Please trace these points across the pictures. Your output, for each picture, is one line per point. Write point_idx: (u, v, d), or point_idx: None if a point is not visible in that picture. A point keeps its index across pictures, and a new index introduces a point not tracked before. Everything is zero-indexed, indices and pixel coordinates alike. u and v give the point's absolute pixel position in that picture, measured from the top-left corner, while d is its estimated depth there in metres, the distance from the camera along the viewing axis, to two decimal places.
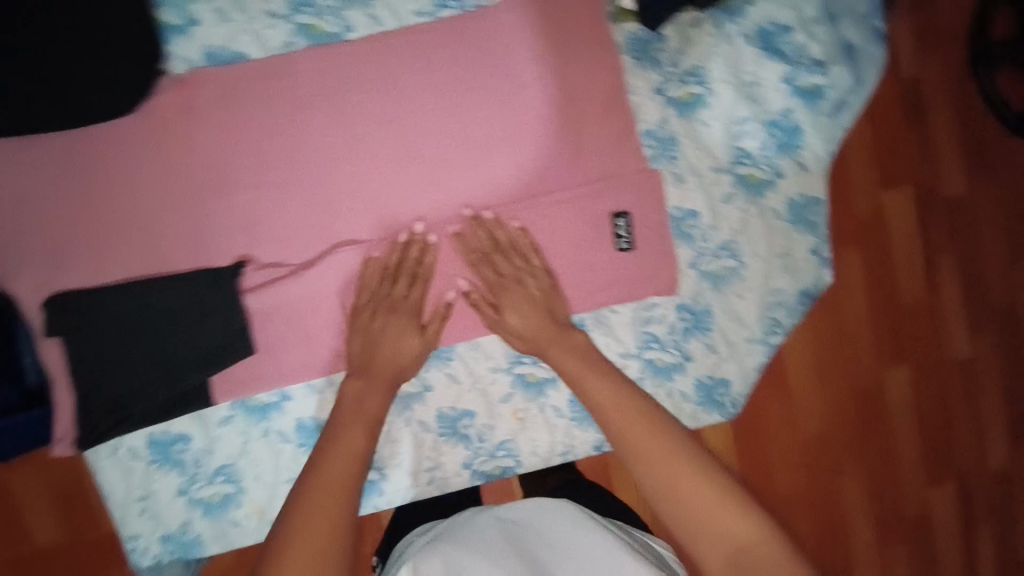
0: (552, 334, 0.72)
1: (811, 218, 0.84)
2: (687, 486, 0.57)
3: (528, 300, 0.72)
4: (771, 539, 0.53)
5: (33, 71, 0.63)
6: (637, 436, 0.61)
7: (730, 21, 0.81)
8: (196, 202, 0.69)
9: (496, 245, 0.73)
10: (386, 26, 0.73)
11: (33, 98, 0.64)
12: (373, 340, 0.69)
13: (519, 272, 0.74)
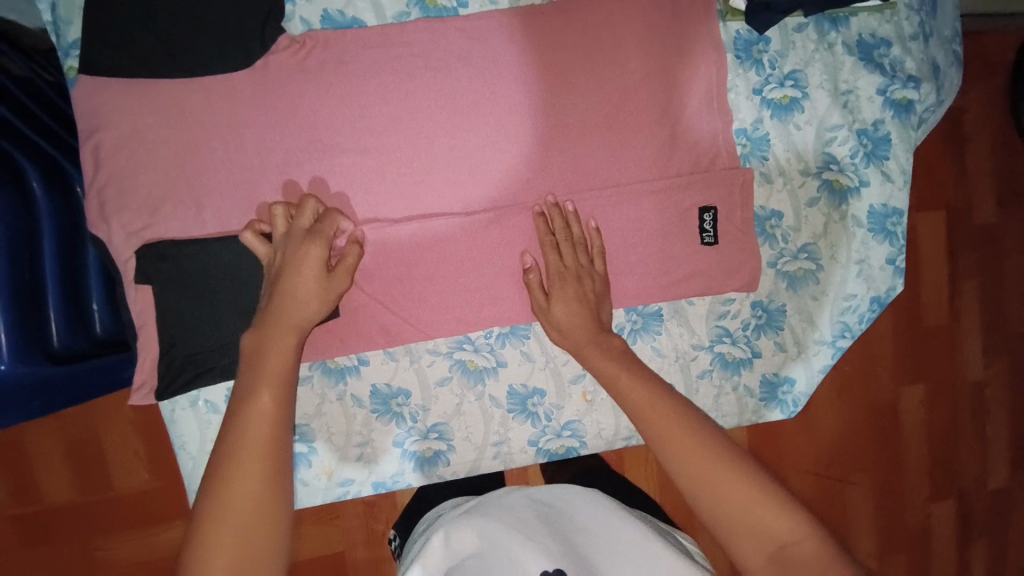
0: (589, 335, 0.71)
1: (890, 227, 0.80)
2: (725, 487, 0.56)
3: (582, 299, 0.72)
4: (812, 538, 0.53)
5: (168, 25, 0.67)
6: (667, 437, 0.60)
7: (832, 29, 0.78)
8: (296, 163, 0.71)
9: (570, 236, 0.73)
10: (498, 5, 0.75)
11: (161, 50, 0.67)
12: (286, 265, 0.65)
13: (580, 268, 0.73)
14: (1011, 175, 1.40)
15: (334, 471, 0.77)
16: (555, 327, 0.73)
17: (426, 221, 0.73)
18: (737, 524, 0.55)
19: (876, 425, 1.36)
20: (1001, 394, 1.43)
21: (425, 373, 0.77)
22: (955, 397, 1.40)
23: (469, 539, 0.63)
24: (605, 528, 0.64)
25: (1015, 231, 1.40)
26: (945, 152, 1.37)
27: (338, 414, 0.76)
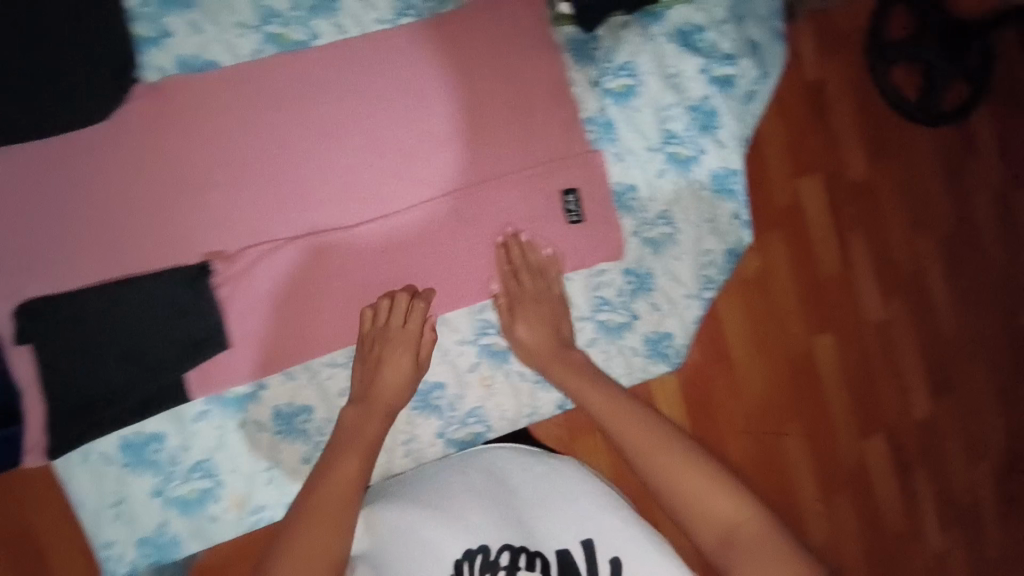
0: (551, 351, 0.80)
1: (731, 186, 0.91)
2: (681, 474, 0.65)
3: (401, 360, 0.75)
4: (756, 516, 0.61)
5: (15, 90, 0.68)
6: (632, 432, 0.70)
7: (654, 22, 0.87)
8: (169, 205, 0.73)
9: (393, 313, 0.76)
10: (350, 34, 0.78)
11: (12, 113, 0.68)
12: (369, 373, 0.75)
13: (410, 336, 0.76)
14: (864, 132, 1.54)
15: (241, 500, 0.76)
16: (390, 406, 0.74)
17: (304, 243, 0.76)
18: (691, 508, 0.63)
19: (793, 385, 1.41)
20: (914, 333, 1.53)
21: (326, 387, 0.78)
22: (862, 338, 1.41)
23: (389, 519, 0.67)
24: (545, 493, 0.70)
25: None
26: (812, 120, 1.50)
27: (241, 442, 0.76)
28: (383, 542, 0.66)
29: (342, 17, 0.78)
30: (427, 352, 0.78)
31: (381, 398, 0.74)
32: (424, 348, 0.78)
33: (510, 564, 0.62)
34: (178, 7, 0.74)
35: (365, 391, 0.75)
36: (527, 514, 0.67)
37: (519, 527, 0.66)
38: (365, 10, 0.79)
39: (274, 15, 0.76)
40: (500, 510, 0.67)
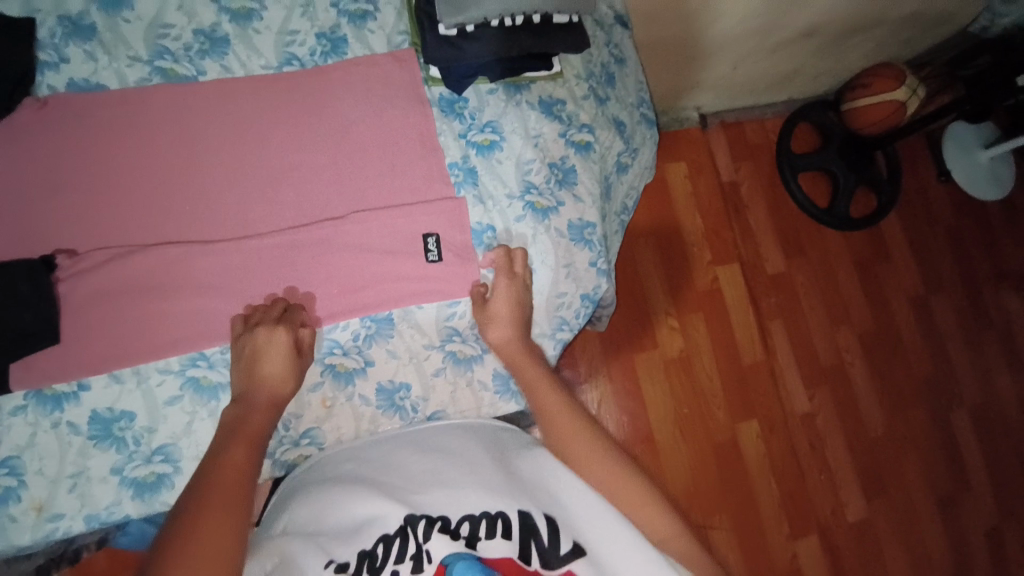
0: (520, 349, 0.87)
1: (587, 236, 0.97)
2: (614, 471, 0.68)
3: (282, 351, 0.78)
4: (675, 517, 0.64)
5: None
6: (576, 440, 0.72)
7: (518, 92, 1.00)
8: (30, 202, 0.79)
9: (269, 314, 0.80)
10: (235, 73, 0.89)
11: None
12: (253, 357, 0.77)
13: (274, 329, 0.78)
14: (764, 235, 1.78)
15: (43, 504, 0.75)
16: (272, 395, 0.76)
17: (154, 250, 0.79)
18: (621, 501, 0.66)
19: (725, 459, 1.58)
20: (829, 421, 1.71)
21: (154, 394, 0.79)
22: (789, 431, 1.66)
23: (347, 502, 0.65)
24: (507, 470, 0.67)
25: (800, 278, 1.79)
26: (720, 215, 1.74)
27: (52, 443, 0.76)
28: (330, 521, 0.63)
29: (230, 60, 0.90)
30: (308, 347, 0.81)
31: (262, 387, 0.75)
32: (304, 340, 0.81)
33: (471, 535, 0.58)
34: (79, 39, 0.85)
35: (246, 383, 0.76)
36: (494, 479, 0.65)
37: (478, 492, 0.62)
38: (252, 58, 0.91)
39: (166, 53, 0.88)
40: (461, 479, 0.65)
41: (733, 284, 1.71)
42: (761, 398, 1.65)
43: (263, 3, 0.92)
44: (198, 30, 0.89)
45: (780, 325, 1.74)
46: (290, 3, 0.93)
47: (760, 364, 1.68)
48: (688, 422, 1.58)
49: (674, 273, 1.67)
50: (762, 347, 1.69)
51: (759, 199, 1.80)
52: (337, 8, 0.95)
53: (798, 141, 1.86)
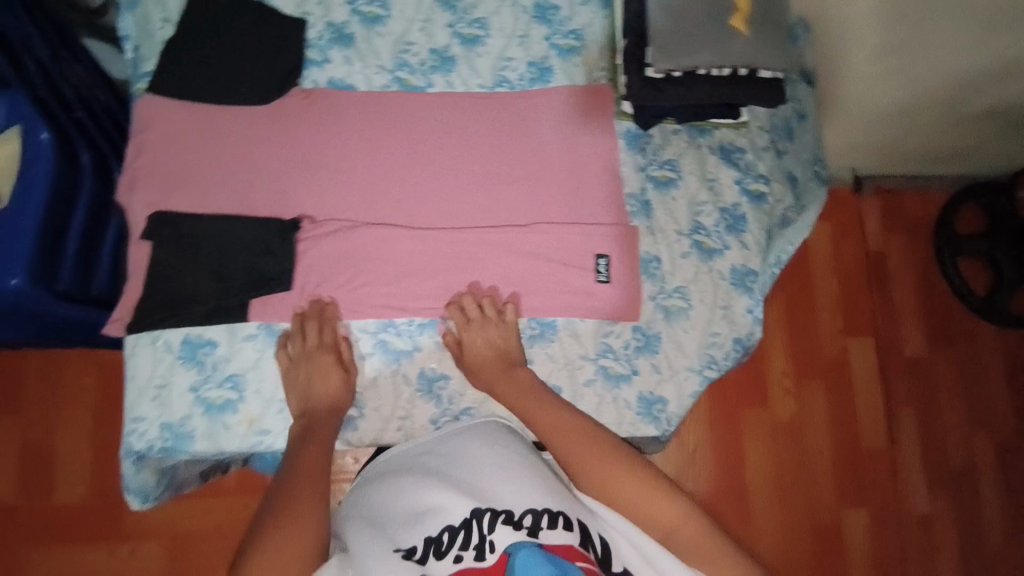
0: (498, 370, 0.88)
1: (748, 284, 1.00)
2: (618, 484, 0.70)
3: (330, 371, 0.87)
4: (687, 518, 0.66)
5: (213, 68, 0.94)
6: (577, 451, 0.74)
7: (700, 136, 1.05)
8: (283, 173, 0.93)
9: (321, 330, 0.88)
10: (456, 89, 1.02)
11: (203, 80, 0.93)
12: (306, 382, 0.86)
13: (318, 347, 0.87)
14: (906, 313, 1.67)
15: (254, 419, 0.87)
16: (331, 410, 0.85)
17: (371, 229, 0.93)
18: (640, 513, 0.68)
19: (820, 545, 1.50)
20: (946, 529, 1.57)
21: (354, 347, 0.93)
22: (901, 528, 1.54)
23: (409, 490, 0.72)
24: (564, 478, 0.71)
25: (942, 368, 1.66)
26: (863, 285, 1.66)
27: (272, 370, 0.88)
28: (394, 507, 0.71)
29: (454, 78, 1.03)
30: (347, 352, 0.90)
31: (318, 407, 0.85)
32: (344, 354, 0.90)
33: (531, 526, 0.63)
34: (341, 45, 1.00)
35: (303, 405, 0.85)
36: (553, 483, 0.69)
37: (535, 491, 0.67)
38: (472, 77, 1.03)
39: (405, 66, 1.02)
40: (522, 476, 0.69)
41: (867, 360, 1.61)
42: (875, 488, 1.55)
43: (487, 32, 1.05)
44: (433, 49, 1.03)
45: (912, 414, 1.62)
46: (510, 34, 1.05)
47: (881, 453, 1.57)
48: (789, 494, 1.51)
49: (808, 337, 1.61)
50: (888, 436, 1.58)
51: (908, 278, 1.70)
52: (549, 42, 1.06)
53: (967, 218, 1.73)
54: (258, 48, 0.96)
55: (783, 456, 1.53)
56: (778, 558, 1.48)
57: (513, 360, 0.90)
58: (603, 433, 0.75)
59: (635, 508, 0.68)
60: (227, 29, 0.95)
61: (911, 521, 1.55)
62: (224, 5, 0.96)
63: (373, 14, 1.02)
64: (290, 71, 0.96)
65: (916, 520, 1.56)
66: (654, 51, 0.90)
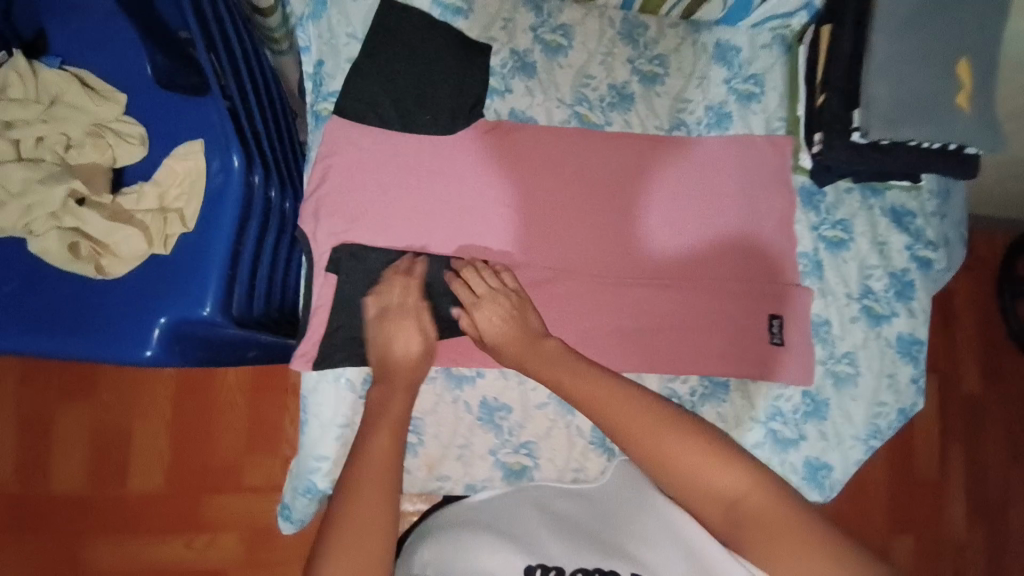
0: (524, 346, 0.78)
1: (915, 353, 0.99)
2: (679, 450, 0.63)
3: (412, 335, 0.80)
4: (755, 485, 0.60)
5: (401, 93, 0.90)
6: (620, 413, 0.67)
7: (873, 196, 1.03)
8: (464, 208, 0.90)
9: (402, 280, 0.83)
10: (634, 129, 0.99)
11: (391, 105, 0.90)
12: (385, 345, 0.80)
13: (399, 307, 0.81)
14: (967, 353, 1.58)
15: (433, 465, 0.86)
16: (409, 377, 0.79)
17: (555, 282, 0.91)
18: (698, 488, 0.62)
19: None
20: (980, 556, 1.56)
21: (528, 396, 0.88)
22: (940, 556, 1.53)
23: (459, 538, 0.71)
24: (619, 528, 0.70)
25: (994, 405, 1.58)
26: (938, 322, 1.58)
27: (448, 414, 0.86)
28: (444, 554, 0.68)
29: (632, 117, 0.99)
30: (430, 324, 0.82)
31: (395, 372, 0.78)
32: (428, 317, 0.83)
33: None
34: (524, 75, 0.96)
35: (381, 371, 0.80)
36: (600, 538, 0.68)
37: (590, 546, 0.67)
38: (649, 118, 1.00)
39: (583, 100, 0.98)
40: (575, 535, 0.69)
41: None
42: (918, 519, 1.53)
43: (667, 70, 1.01)
44: (612, 85, 0.99)
45: (961, 448, 1.55)
46: (688, 74, 1.01)
47: (929, 485, 1.54)
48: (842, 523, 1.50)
49: None
50: (940, 468, 1.54)
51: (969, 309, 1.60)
52: (728, 85, 1.02)
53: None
54: (445, 74, 0.92)
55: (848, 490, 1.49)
56: None
57: (534, 332, 0.79)
58: (650, 399, 0.68)
59: (688, 482, 0.63)
60: (415, 53, 0.91)
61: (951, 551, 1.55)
62: (412, 25, 0.91)
63: (555, 44, 0.98)
64: (474, 102, 0.92)
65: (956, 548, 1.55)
66: (868, 117, 0.87)
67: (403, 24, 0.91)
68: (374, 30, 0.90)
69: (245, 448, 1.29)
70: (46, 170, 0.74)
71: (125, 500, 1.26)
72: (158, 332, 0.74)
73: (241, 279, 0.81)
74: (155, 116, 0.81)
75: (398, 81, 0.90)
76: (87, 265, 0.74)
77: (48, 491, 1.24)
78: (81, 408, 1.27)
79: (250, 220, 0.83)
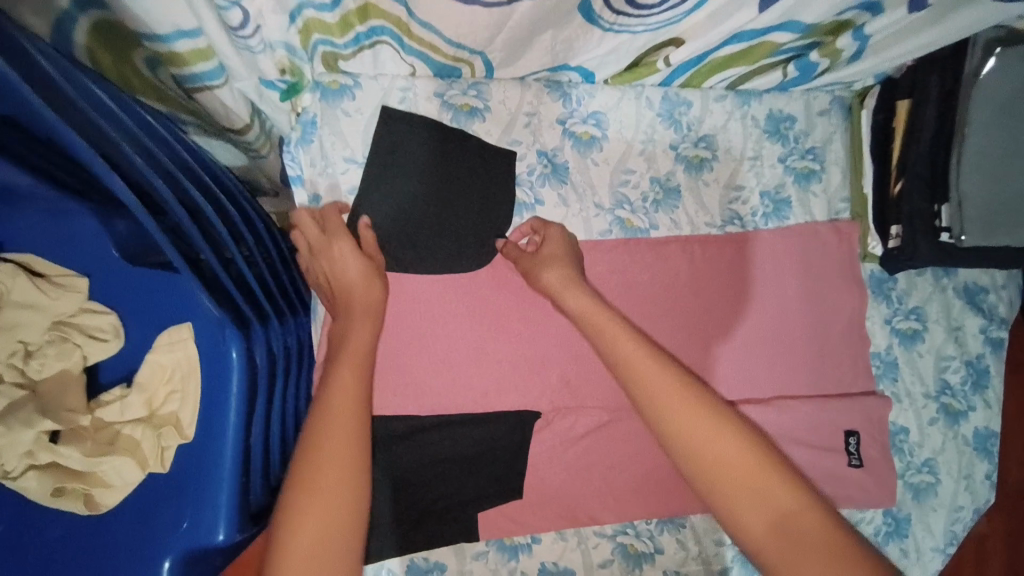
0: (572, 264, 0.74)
1: (990, 447, 0.92)
2: (728, 456, 0.58)
3: (349, 255, 0.69)
4: (813, 512, 0.55)
5: (414, 227, 0.77)
6: (674, 410, 0.61)
7: (946, 276, 0.92)
8: (502, 353, 0.79)
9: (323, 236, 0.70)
10: (683, 230, 0.86)
11: (404, 242, 0.76)
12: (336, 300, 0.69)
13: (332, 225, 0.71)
14: None
15: None
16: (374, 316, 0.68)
17: (611, 425, 0.81)
18: (746, 498, 0.56)
19: None
20: None
21: (590, 554, 0.79)
22: None
23: None
24: None
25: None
26: None
27: None
28: None
29: (680, 216, 0.86)
30: (372, 250, 0.73)
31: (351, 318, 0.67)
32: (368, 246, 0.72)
33: None
34: (555, 180, 0.82)
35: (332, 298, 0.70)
36: None
37: None
38: (699, 214, 0.87)
39: (624, 202, 0.84)
40: None
41: None
42: None
43: (715, 153, 0.88)
44: (655, 178, 0.86)
45: None
46: (739, 156, 0.88)
47: None
48: None
49: None
50: None
51: None
52: (784, 164, 0.89)
53: None
54: (466, 197, 0.79)
55: None
56: None
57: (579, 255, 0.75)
58: (706, 391, 0.63)
59: (735, 497, 0.57)
60: (423, 173, 0.77)
61: None
62: (416, 142, 0.77)
63: (586, 136, 0.83)
64: (502, 222, 0.79)
65: None
66: (959, 219, 0.76)
67: (404, 143, 0.77)
68: (372, 156, 0.76)
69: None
70: (6, 395, 0.61)
71: None
72: (164, 571, 0.63)
73: (253, 475, 0.69)
74: (129, 297, 0.68)
75: (410, 215, 0.77)
76: (75, 501, 0.63)
77: None
78: None
79: (256, 397, 0.70)
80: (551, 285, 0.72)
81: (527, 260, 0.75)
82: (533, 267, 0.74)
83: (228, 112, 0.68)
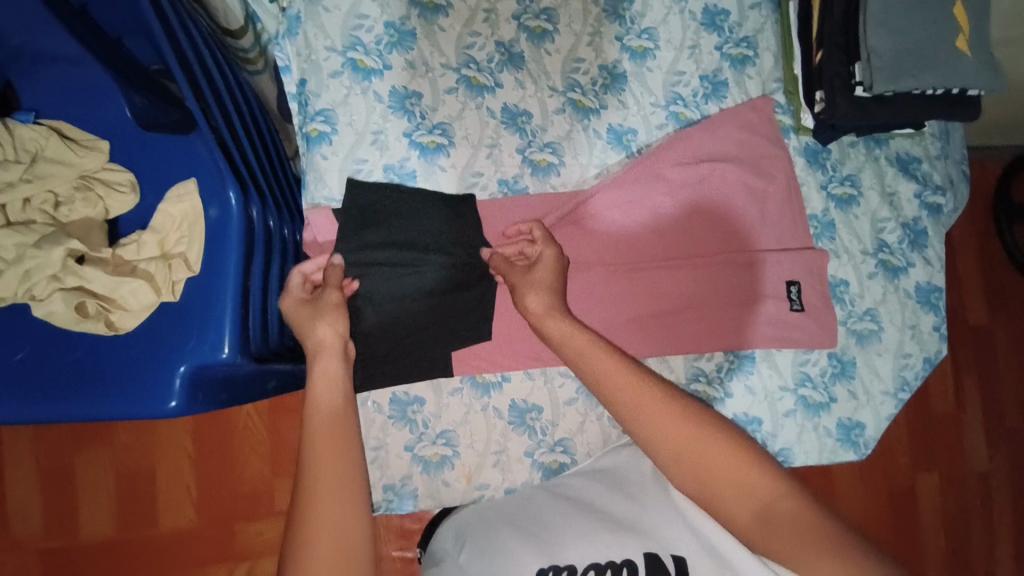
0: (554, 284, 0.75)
1: (934, 301, 0.98)
2: (707, 459, 0.58)
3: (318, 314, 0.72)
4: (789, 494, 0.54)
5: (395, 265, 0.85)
6: (643, 411, 0.61)
7: (877, 146, 1.01)
8: (468, 211, 0.88)
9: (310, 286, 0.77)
10: (629, 108, 0.96)
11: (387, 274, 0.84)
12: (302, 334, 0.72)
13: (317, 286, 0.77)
14: (971, 279, 1.40)
15: (471, 476, 0.86)
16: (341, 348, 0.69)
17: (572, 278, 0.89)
18: (722, 496, 0.57)
19: (895, 509, 1.32)
20: (1004, 488, 1.37)
21: (556, 393, 0.88)
22: (964, 493, 1.35)
23: (483, 542, 0.71)
24: (625, 493, 0.71)
25: (1003, 335, 1.39)
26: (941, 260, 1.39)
27: (481, 423, 0.86)
28: (479, 553, 0.69)
29: (627, 97, 0.96)
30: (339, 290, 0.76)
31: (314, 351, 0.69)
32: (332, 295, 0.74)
33: None
34: (512, 67, 0.93)
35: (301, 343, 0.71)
36: (613, 516, 0.67)
37: (611, 524, 0.66)
38: (644, 95, 0.97)
39: (576, 86, 0.95)
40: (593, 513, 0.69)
41: (964, 346, 1.39)
42: (943, 459, 1.35)
43: (657, 43, 0.98)
44: (603, 65, 0.96)
45: (974, 377, 1.38)
46: (679, 44, 0.98)
47: (948, 420, 1.36)
48: (872, 474, 1.32)
49: (959, 304, 1.39)
50: (955, 400, 1.37)
51: (969, 239, 1.41)
52: (721, 51, 0.99)
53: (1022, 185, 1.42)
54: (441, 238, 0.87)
55: (897, 442, 1.33)
56: (867, 515, 1.31)
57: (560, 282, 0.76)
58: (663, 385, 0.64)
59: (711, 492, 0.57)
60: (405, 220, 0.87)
61: (968, 482, 1.35)
62: (393, 193, 0.87)
63: (539, 30, 0.95)
64: (465, 260, 0.86)
65: (976, 479, 1.36)
66: (869, 71, 0.84)
67: (382, 194, 0.87)
68: (352, 207, 0.85)
69: (272, 472, 1.16)
70: (37, 232, 0.72)
71: (156, 538, 1.14)
72: (178, 382, 0.72)
73: (252, 315, 0.79)
74: (141, 161, 0.80)
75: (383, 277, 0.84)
76: (97, 324, 0.73)
77: (80, 543, 1.12)
78: (102, 448, 1.14)
79: (255, 253, 0.81)
80: (534, 312, 0.73)
81: (517, 277, 0.77)
82: (521, 285, 0.75)
83: (227, 9, 0.82)
